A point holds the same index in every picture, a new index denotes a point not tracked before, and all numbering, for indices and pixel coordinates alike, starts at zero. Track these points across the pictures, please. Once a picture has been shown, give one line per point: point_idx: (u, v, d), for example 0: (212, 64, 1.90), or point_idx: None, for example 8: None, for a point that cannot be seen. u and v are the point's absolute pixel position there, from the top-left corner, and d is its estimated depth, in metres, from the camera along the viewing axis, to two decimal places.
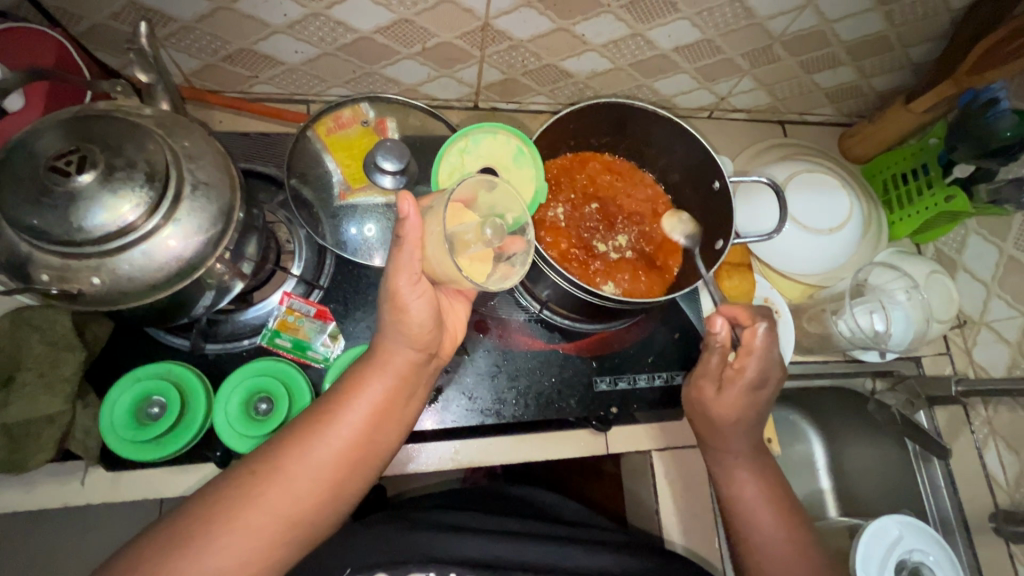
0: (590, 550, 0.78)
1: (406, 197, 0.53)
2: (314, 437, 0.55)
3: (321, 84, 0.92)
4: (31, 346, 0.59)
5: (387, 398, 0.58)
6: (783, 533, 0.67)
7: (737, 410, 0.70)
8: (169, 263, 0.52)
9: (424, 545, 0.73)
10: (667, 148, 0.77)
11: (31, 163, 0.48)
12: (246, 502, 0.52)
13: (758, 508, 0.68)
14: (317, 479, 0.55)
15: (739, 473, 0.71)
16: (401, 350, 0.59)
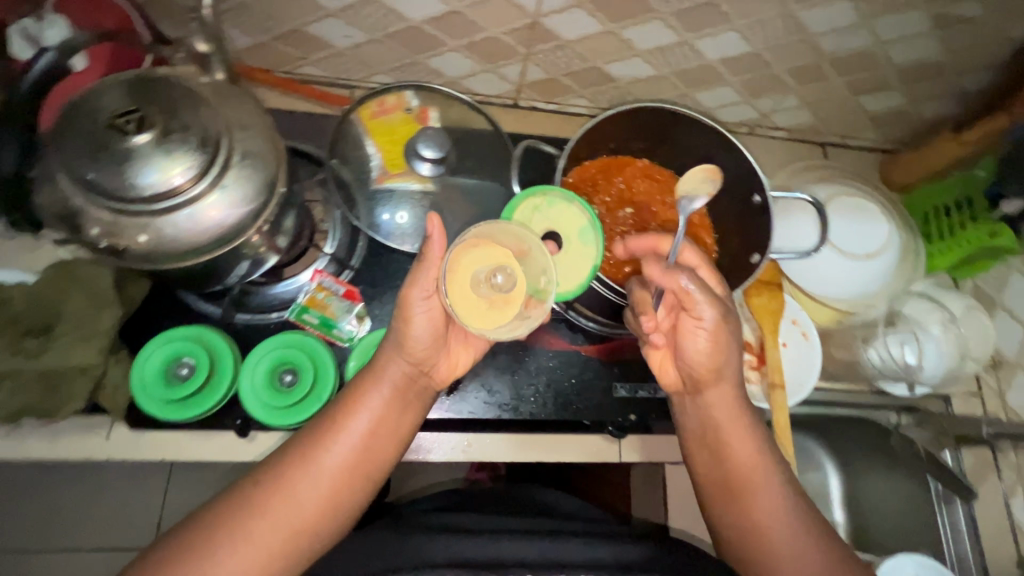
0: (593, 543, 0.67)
1: (433, 218, 0.58)
2: (316, 450, 0.57)
3: (366, 70, 0.93)
4: (72, 299, 0.60)
5: (387, 409, 0.60)
6: (789, 505, 0.61)
7: (727, 363, 0.65)
8: (212, 228, 0.53)
9: (418, 549, 0.64)
10: (707, 158, 0.76)
11: (94, 119, 0.50)
12: (250, 516, 0.53)
13: (764, 484, 0.62)
14: (320, 491, 0.55)
15: (736, 436, 0.64)
16: (396, 361, 0.62)
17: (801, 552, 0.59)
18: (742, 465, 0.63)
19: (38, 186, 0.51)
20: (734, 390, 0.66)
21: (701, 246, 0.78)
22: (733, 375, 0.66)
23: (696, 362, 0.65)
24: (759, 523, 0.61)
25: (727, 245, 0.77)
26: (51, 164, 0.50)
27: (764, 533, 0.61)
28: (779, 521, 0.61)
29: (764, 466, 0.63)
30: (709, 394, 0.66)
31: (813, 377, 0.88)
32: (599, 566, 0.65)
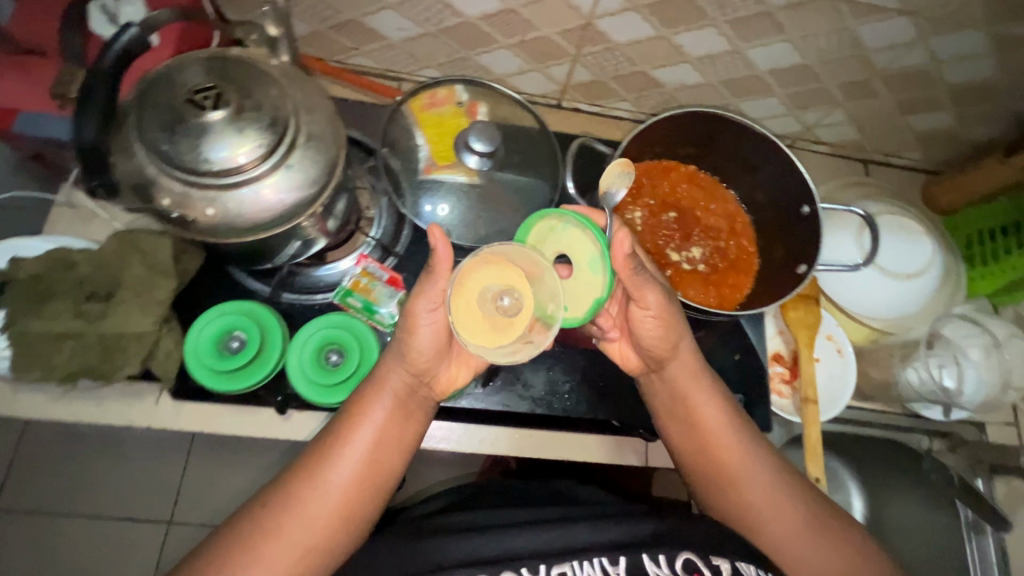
0: (600, 523, 0.62)
1: (435, 229, 0.58)
2: (322, 466, 0.57)
3: (415, 64, 0.95)
4: (133, 267, 0.63)
5: (389, 421, 0.60)
6: (764, 468, 0.64)
7: (680, 338, 0.66)
8: (275, 206, 0.55)
9: (430, 552, 0.59)
10: (755, 167, 0.76)
11: (173, 93, 0.52)
12: (270, 530, 0.54)
13: (740, 453, 0.64)
14: (330, 506, 0.56)
15: (703, 405, 0.66)
16: (396, 370, 0.61)
17: (777, 500, 0.62)
18: (716, 437, 0.65)
19: (115, 155, 0.53)
20: (693, 360, 0.67)
21: (743, 255, 0.78)
22: (688, 347, 0.67)
23: (653, 341, 0.66)
24: (741, 492, 0.63)
25: (771, 255, 0.76)
26: (128, 134, 0.52)
27: (747, 504, 0.62)
28: (760, 487, 0.63)
29: (732, 430, 0.65)
30: (673, 367, 0.67)
31: (847, 394, 0.87)
32: (607, 547, 0.59)
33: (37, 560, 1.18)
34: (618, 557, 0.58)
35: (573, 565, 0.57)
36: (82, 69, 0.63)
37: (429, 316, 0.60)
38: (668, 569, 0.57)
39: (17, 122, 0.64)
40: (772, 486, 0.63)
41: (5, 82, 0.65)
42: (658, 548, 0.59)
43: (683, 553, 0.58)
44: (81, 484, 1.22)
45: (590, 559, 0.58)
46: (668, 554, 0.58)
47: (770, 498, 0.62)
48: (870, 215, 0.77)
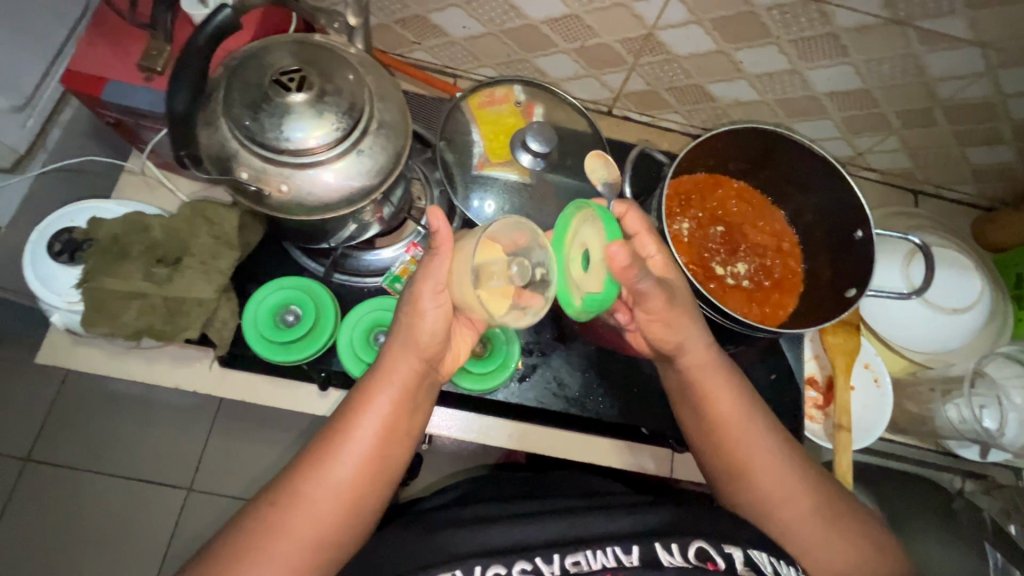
0: (610, 514, 0.64)
1: (436, 212, 0.53)
2: (328, 457, 0.55)
3: (473, 62, 0.97)
4: (200, 236, 0.65)
5: (394, 413, 0.58)
6: (786, 469, 0.62)
7: (691, 332, 0.63)
8: (344, 186, 0.57)
9: (446, 544, 0.61)
10: (810, 187, 0.75)
11: (262, 73, 0.54)
12: (286, 518, 0.54)
13: (761, 451, 0.62)
14: (337, 498, 0.55)
15: (725, 402, 0.64)
16: (401, 361, 0.58)
17: (795, 492, 0.62)
18: (733, 438, 0.63)
19: (201, 128, 0.56)
20: (705, 351, 0.64)
21: (788, 274, 0.78)
22: (701, 338, 0.64)
23: (665, 338, 0.63)
24: (757, 484, 0.62)
25: (817, 276, 0.76)
26: (216, 110, 0.55)
27: (770, 506, 0.62)
28: (784, 485, 0.62)
29: (755, 425, 0.64)
30: (690, 366, 0.64)
31: (882, 424, 0.86)
32: (620, 538, 0.61)
33: (64, 511, 1.23)
34: (631, 547, 0.59)
35: (586, 556, 0.59)
36: (169, 46, 0.67)
37: (431, 296, 0.56)
38: (682, 556, 0.58)
39: (105, 91, 0.67)
40: (793, 484, 0.62)
41: (97, 53, 0.68)
42: (671, 536, 0.60)
43: (696, 540, 0.59)
44: (110, 443, 1.27)
45: (604, 548, 0.60)
46: (681, 542, 0.59)
47: (795, 498, 0.62)
48: (926, 245, 0.75)
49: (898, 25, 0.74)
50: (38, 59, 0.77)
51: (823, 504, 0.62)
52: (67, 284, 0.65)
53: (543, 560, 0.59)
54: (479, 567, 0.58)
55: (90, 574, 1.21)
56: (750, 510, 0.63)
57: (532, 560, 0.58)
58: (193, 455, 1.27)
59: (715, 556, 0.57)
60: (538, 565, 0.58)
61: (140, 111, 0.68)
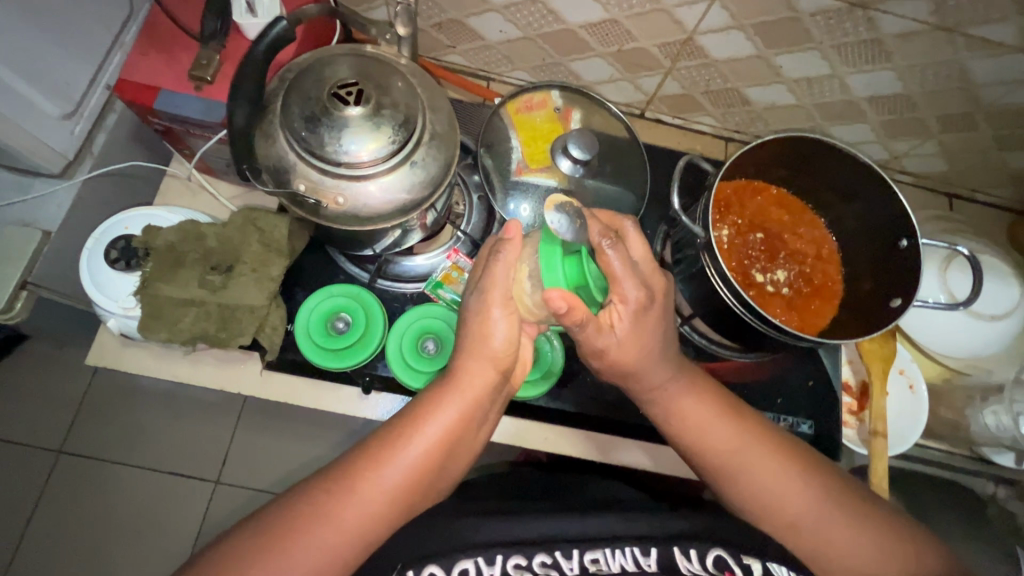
0: (627, 515, 0.64)
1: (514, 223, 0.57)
2: (388, 455, 0.55)
3: (508, 65, 0.97)
4: (251, 243, 0.67)
5: (459, 420, 0.57)
6: (815, 485, 0.59)
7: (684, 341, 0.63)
8: (399, 198, 0.58)
9: (466, 532, 0.62)
10: (852, 195, 0.75)
11: (320, 86, 0.55)
12: (313, 513, 0.52)
13: (778, 463, 0.60)
14: (391, 494, 0.54)
15: (724, 418, 0.61)
16: (472, 366, 0.58)
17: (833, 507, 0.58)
18: (757, 451, 0.60)
19: (259, 140, 0.57)
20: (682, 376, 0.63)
21: (827, 281, 0.77)
22: (676, 360, 0.63)
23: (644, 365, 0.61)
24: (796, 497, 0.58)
25: (858, 284, 0.76)
26: (274, 122, 0.56)
27: (807, 532, 0.58)
28: (803, 500, 0.58)
29: (771, 436, 0.61)
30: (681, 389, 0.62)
31: (918, 431, 0.86)
32: (641, 539, 0.61)
33: (100, 502, 1.26)
34: (649, 548, 0.60)
35: (606, 552, 0.60)
36: (219, 55, 0.68)
37: (498, 304, 0.58)
38: (700, 564, 0.58)
39: (158, 101, 0.68)
40: (812, 502, 0.58)
41: (149, 62, 0.69)
42: (690, 542, 0.60)
43: (714, 549, 0.59)
44: (147, 436, 1.30)
45: (623, 548, 0.60)
46: (700, 549, 0.59)
47: (821, 517, 0.58)
48: (973, 257, 0.74)
49: (944, 31, 0.74)
50: (87, 66, 0.78)
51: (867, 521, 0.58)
52: (124, 290, 0.66)
53: (562, 555, 0.60)
54: (499, 556, 0.59)
55: (124, 564, 1.23)
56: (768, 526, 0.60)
57: (552, 554, 0.60)
58: (224, 450, 1.30)
59: (734, 567, 0.58)
60: (557, 559, 0.59)
61: (189, 120, 0.69)
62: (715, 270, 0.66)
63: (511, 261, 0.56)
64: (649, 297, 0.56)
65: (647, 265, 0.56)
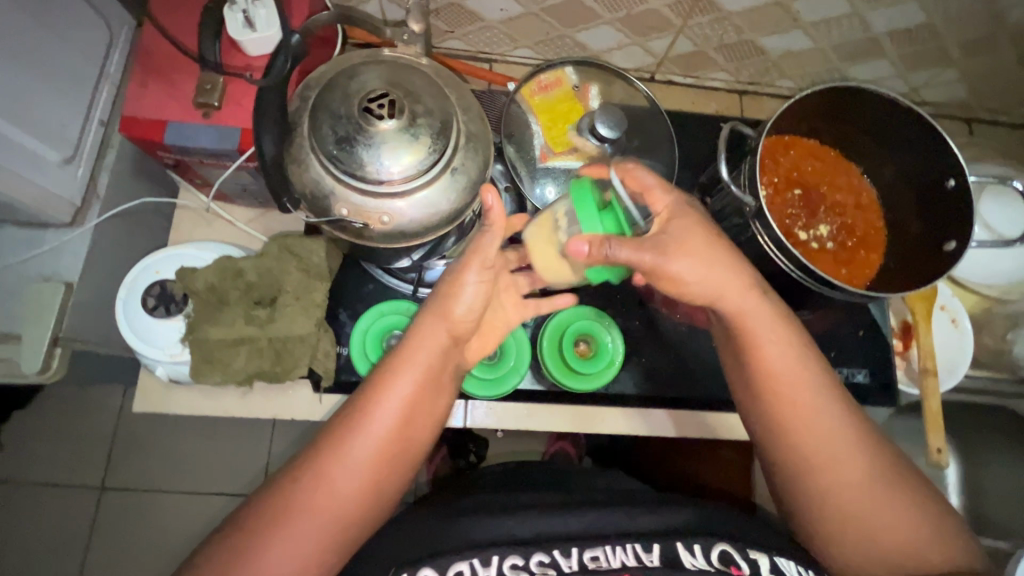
0: (636, 511, 0.62)
1: (489, 187, 0.53)
2: (357, 421, 0.52)
3: (510, 44, 0.92)
4: (290, 271, 0.65)
5: (420, 390, 0.54)
6: (837, 432, 0.56)
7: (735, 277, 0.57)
8: (444, 208, 0.56)
9: (466, 530, 0.59)
10: (891, 140, 0.73)
11: (349, 103, 0.52)
12: (292, 500, 0.50)
13: (802, 390, 0.57)
14: (363, 467, 0.52)
15: (763, 334, 0.58)
16: (435, 333, 0.56)
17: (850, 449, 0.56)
18: (779, 392, 0.57)
19: (291, 168, 0.54)
20: (751, 291, 0.58)
21: (871, 229, 0.76)
22: (749, 277, 0.58)
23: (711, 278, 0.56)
24: (817, 445, 0.56)
25: (903, 229, 0.74)
26: (304, 147, 0.53)
27: (834, 480, 0.55)
28: (826, 441, 0.56)
29: (801, 366, 0.57)
30: (721, 307, 0.58)
31: (966, 363, 0.86)
32: (647, 533, 0.59)
33: (152, 535, 1.25)
34: (652, 544, 0.57)
35: (609, 548, 0.57)
36: (222, 76, 0.64)
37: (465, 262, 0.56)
38: (705, 559, 0.56)
39: (167, 135, 0.64)
40: (831, 445, 0.56)
41: (149, 95, 0.65)
42: (693, 537, 0.58)
43: (720, 544, 0.57)
44: (189, 463, 1.29)
45: (624, 545, 0.57)
46: (704, 544, 0.57)
47: (852, 469, 0.55)
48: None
49: None
50: (74, 104, 0.73)
51: (880, 475, 0.55)
52: (172, 337, 0.65)
53: (561, 554, 0.56)
54: (496, 557, 0.55)
55: None
56: (786, 468, 0.57)
57: (550, 552, 0.56)
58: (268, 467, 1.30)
59: (739, 562, 0.55)
60: (556, 558, 0.56)
61: (201, 151, 0.65)
62: (768, 238, 0.64)
63: (495, 225, 0.55)
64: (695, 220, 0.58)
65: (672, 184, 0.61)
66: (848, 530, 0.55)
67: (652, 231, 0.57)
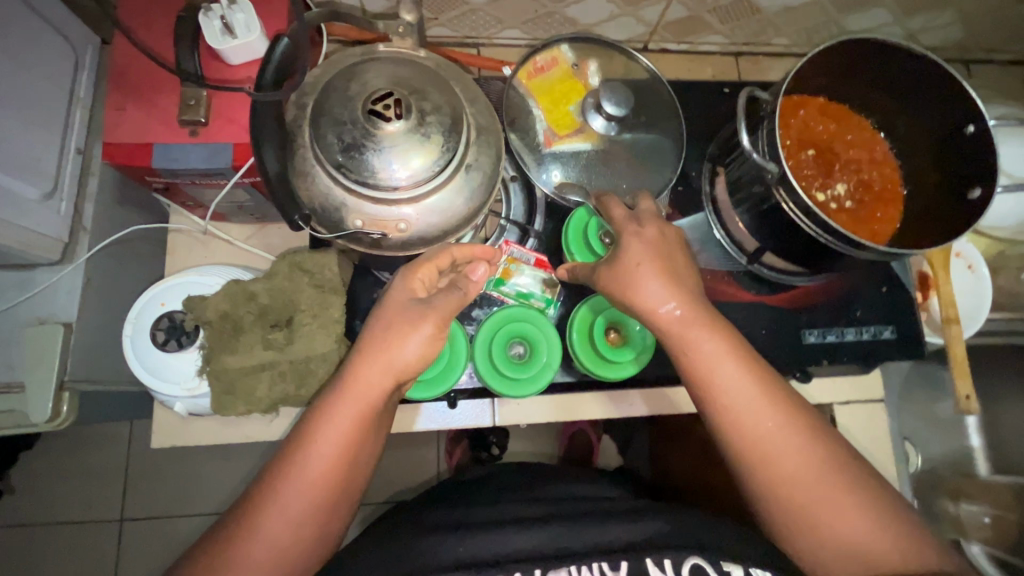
0: (601, 522, 0.61)
1: (485, 269, 0.58)
2: (287, 468, 0.51)
3: (497, 25, 0.87)
4: (303, 289, 0.63)
5: (354, 434, 0.52)
6: (788, 432, 0.53)
7: (670, 285, 0.56)
8: (462, 208, 0.53)
9: (427, 553, 0.60)
10: (903, 91, 0.71)
11: (352, 107, 0.48)
12: (225, 552, 0.49)
13: (741, 394, 0.54)
14: (297, 512, 0.50)
15: (698, 341, 0.55)
16: (372, 377, 0.52)
17: (802, 449, 0.53)
18: (726, 395, 0.54)
19: (296, 182, 0.51)
20: (677, 307, 0.56)
21: (887, 183, 0.74)
22: (678, 292, 0.57)
23: (647, 304, 0.56)
24: (764, 444, 0.53)
25: (921, 180, 0.73)
26: (308, 158, 0.50)
27: (790, 479, 0.53)
28: (770, 444, 0.53)
29: (743, 374, 0.55)
30: (650, 322, 0.57)
31: (986, 309, 0.85)
32: (610, 551, 0.58)
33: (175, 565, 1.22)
34: (620, 562, 0.56)
35: (571, 570, 0.56)
36: (204, 90, 0.60)
37: (422, 310, 0.53)
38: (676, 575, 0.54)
39: (154, 158, 0.60)
40: (775, 445, 0.53)
41: (128, 117, 0.61)
42: (664, 551, 0.56)
43: (691, 557, 0.55)
44: (204, 488, 1.26)
45: (591, 564, 0.56)
46: (675, 558, 0.55)
47: (804, 466, 0.53)
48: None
49: None
50: (44, 134, 0.68)
51: (830, 467, 0.53)
52: (187, 368, 0.62)
53: None
54: None
55: None
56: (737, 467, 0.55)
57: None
58: None
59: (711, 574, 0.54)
60: None
61: (191, 172, 0.62)
62: (793, 204, 0.62)
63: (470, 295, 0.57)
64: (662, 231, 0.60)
65: (622, 220, 0.61)
66: (800, 523, 0.52)
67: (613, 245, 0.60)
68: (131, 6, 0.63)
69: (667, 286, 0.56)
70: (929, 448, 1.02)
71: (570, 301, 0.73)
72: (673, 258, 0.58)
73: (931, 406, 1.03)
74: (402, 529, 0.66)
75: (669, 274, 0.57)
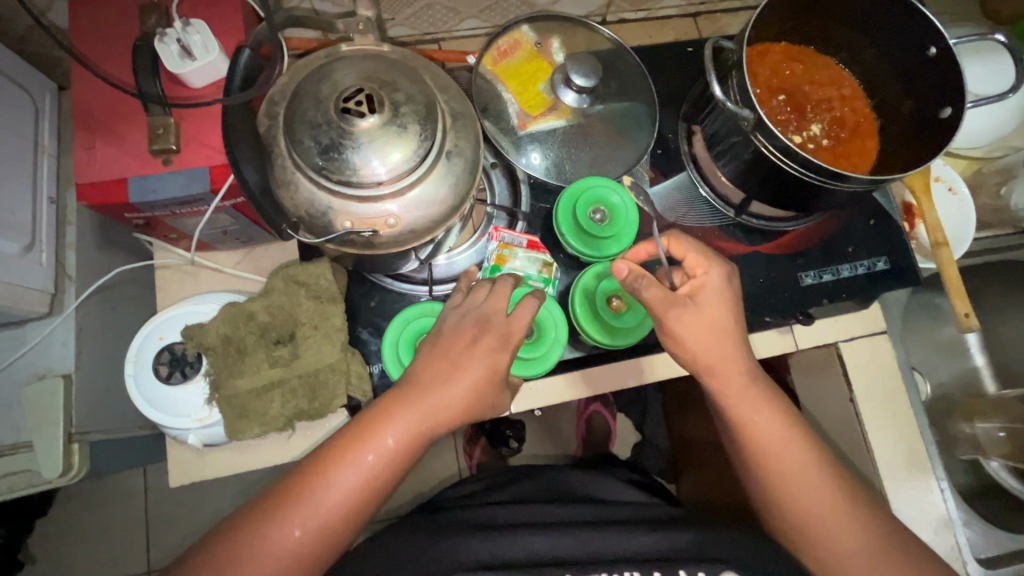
0: (634, 530, 0.66)
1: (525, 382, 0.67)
2: (319, 480, 0.50)
3: (455, 17, 0.87)
4: (302, 302, 0.62)
5: (383, 461, 0.51)
6: (819, 470, 0.58)
7: (716, 334, 0.58)
8: (448, 194, 0.53)
9: (450, 552, 0.63)
10: (864, 22, 0.71)
11: (324, 107, 0.48)
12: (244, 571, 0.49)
13: (774, 437, 0.58)
14: (311, 524, 0.50)
15: (737, 394, 0.58)
16: (411, 407, 0.52)
17: (821, 483, 0.58)
18: (758, 437, 0.58)
19: (281, 193, 0.51)
20: (741, 375, 0.58)
21: (860, 117, 0.76)
22: (744, 359, 0.59)
23: (691, 350, 0.58)
24: (793, 490, 0.57)
25: (892, 109, 0.74)
26: (287, 166, 0.50)
27: (809, 514, 0.57)
28: (806, 487, 0.57)
29: (791, 435, 0.58)
30: (710, 381, 0.59)
31: (972, 228, 0.87)
32: (642, 560, 0.63)
33: None
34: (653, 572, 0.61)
35: None
36: (171, 117, 0.59)
37: (485, 351, 0.54)
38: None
39: (130, 193, 0.59)
40: (803, 472, 0.58)
41: (97, 155, 0.60)
42: (696, 564, 0.61)
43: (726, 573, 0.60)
44: None
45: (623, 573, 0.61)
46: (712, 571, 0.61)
47: (827, 497, 0.57)
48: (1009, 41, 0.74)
49: None
50: (15, 187, 0.67)
51: (843, 500, 0.58)
52: (194, 400, 0.61)
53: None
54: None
55: None
56: (760, 495, 0.60)
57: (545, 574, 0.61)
58: None
59: None
60: None
61: (169, 202, 0.61)
62: (773, 147, 0.63)
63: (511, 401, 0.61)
64: (729, 271, 0.61)
65: (692, 267, 0.61)
66: (810, 542, 0.58)
67: (688, 289, 0.59)
68: (85, 45, 0.62)
69: (717, 342, 0.58)
70: (935, 374, 1.05)
71: (569, 276, 0.73)
72: (733, 312, 0.59)
73: (930, 333, 1.06)
74: (423, 530, 0.67)
75: (727, 328, 0.58)
